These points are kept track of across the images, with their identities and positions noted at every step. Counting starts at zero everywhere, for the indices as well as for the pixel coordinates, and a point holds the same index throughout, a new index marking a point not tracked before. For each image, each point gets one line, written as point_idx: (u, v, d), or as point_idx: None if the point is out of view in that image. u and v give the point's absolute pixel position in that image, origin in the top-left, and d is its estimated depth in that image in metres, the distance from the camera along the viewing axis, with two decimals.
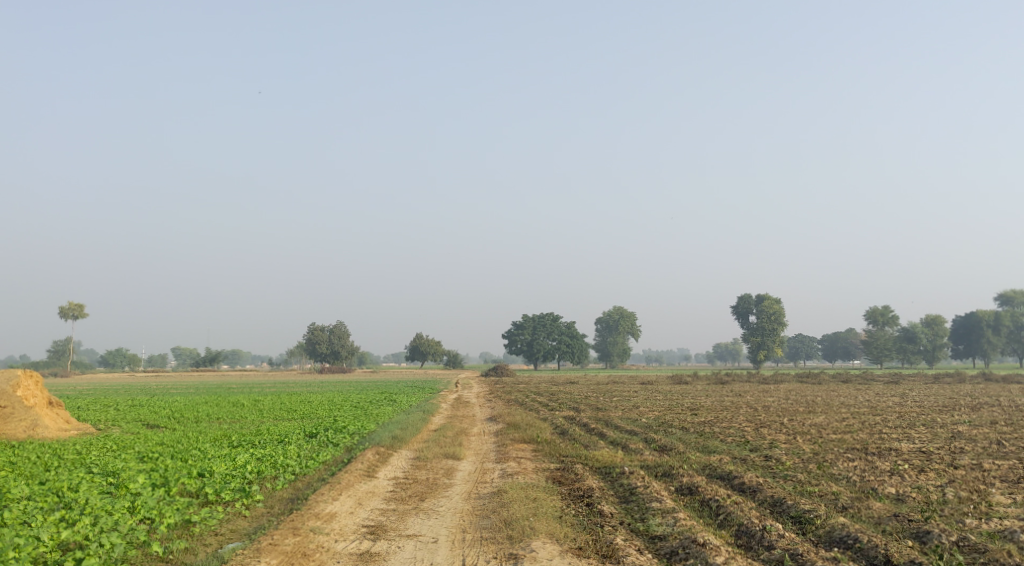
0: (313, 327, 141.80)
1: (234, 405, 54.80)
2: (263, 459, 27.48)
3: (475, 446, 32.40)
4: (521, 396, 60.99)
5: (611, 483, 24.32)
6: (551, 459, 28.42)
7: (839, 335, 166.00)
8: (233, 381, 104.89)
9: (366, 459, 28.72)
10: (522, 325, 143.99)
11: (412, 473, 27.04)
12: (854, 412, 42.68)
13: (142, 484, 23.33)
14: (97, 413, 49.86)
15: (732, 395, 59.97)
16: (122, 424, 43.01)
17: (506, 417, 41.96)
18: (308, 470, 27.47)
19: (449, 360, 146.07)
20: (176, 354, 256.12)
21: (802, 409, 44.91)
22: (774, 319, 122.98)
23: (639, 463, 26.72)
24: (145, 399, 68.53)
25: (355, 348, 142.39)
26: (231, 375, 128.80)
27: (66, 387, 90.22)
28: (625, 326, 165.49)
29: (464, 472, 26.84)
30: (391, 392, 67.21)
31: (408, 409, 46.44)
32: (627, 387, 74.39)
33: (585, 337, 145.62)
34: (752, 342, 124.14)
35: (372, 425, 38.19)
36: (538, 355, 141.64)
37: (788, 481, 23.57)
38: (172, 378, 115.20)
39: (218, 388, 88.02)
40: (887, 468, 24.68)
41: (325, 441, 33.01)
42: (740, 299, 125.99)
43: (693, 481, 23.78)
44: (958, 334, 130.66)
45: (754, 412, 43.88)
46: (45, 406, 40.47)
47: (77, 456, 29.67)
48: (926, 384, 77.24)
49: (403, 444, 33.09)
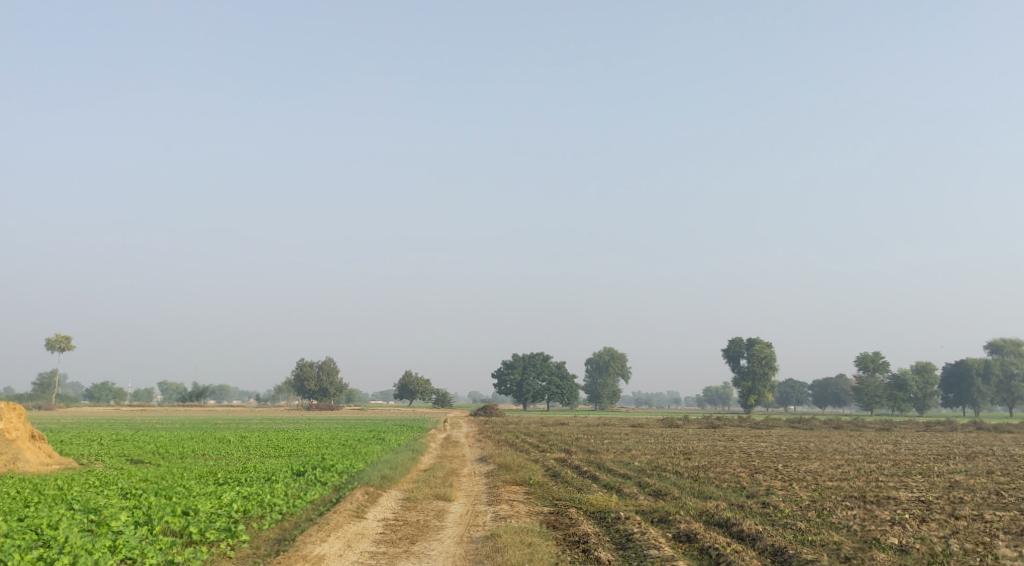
0: (301, 364, 140.84)
1: (220, 441, 54.00)
2: (249, 497, 26.80)
3: (466, 488, 31.76)
4: (511, 437, 60.32)
5: (607, 528, 23.74)
6: (544, 502, 27.82)
7: (829, 381, 165.65)
8: (219, 417, 103.68)
9: (355, 499, 28.06)
10: (511, 365, 143.17)
11: (402, 515, 26.40)
12: (849, 459, 42.10)
13: (124, 522, 22.69)
14: (80, 447, 49.04)
15: (725, 439, 59.43)
16: (106, 459, 42.28)
17: (496, 459, 41.34)
18: (295, 510, 26.82)
19: (438, 399, 144.94)
20: (163, 389, 254.03)
21: (797, 456, 44.41)
22: (764, 363, 122.67)
23: (635, 508, 26.14)
24: (130, 433, 67.65)
25: (343, 385, 141.37)
26: (217, 411, 127.34)
27: (50, 420, 89.12)
28: (614, 368, 165.03)
29: (455, 515, 26.21)
30: (380, 431, 66.37)
31: (397, 449, 45.67)
32: (618, 429, 73.59)
33: (574, 378, 144.77)
34: (743, 386, 123.59)
35: (360, 464, 37.50)
36: (527, 396, 140.79)
37: (788, 529, 23.07)
38: (157, 413, 113.92)
39: (204, 424, 86.95)
40: (888, 518, 24.19)
41: (312, 480, 32.34)
42: (730, 343, 125.71)
43: (691, 529, 23.23)
44: (949, 382, 130.37)
45: (748, 457, 43.26)
46: (27, 439, 39.73)
47: (57, 491, 28.99)
48: (919, 431, 76.67)
49: (392, 484, 32.44)
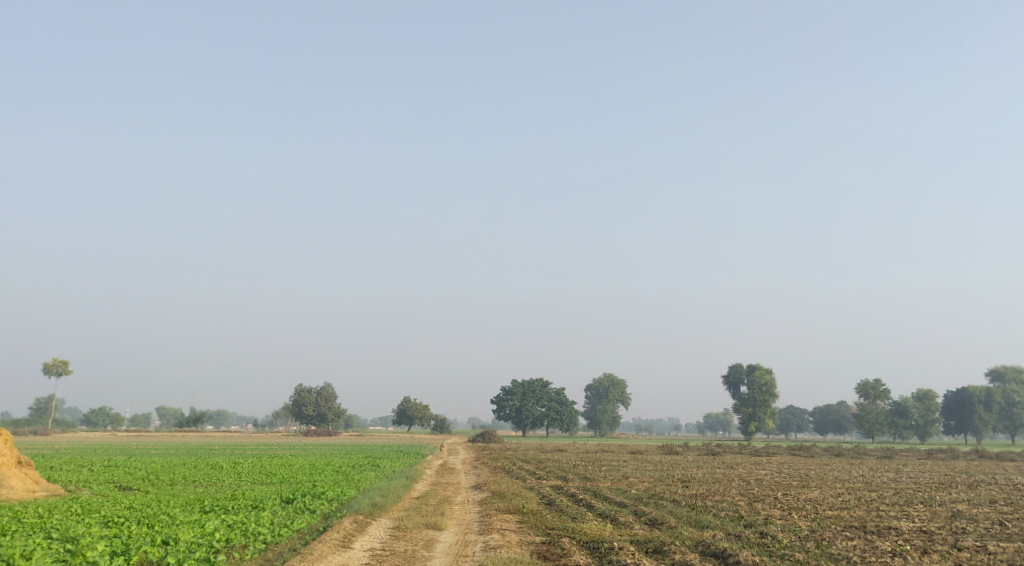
0: (300, 389, 140.04)
1: (213, 468, 53.25)
2: (234, 525, 26.13)
3: (458, 516, 31.09)
4: (508, 463, 59.57)
5: (599, 559, 23.06)
6: (537, 532, 27.12)
7: (830, 408, 164.72)
8: (215, 443, 102.77)
9: (342, 527, 27.41)
10: (511, 391, 142.28)
11: (390, 544, 25.72)
12: (849, 488, 41.55)
13: (101, 552, 22.37)
14: (71, 473, 48.35)
15: (724, 466, 58.64)
16: (94, 485, 41.60)
17: (491, 485, 40.74)
18: (280, 539, 26.18)
19: (437, 425, 143.84)
20: (160, 413, 252.25)
21: (797, 484, 43.58)
22: (765, 390, 121.93)
23: (629, 537, 25.45)
24: (123, 459, 66.64)
25: (342, 411, 140.39)
26: (214, 437, 126.34)
27: (43, 446, 88.30)
28: (614, 394, 164.01)
29: (444, 544, 25.54)
30: (375, 456, 65.68)
31: (391, 475, 45.13)
32: (616, 456, 72.80)
33: (574, 404, 143.79)
34: (743, 413, 122.72)
35: (352, 491, 36.82)
36: (526, 422, 139.86)
37: (786, 561, 22.35)
38: (153, 439, 112.87)
39: (199, 450, 86.39)
40: (889, 549, 23.49)
41: (301, 507, 31.67)
42: (731, 369, 125.04)
43: (686, 560, 22.50)
44: (950, 410, 129.38)
45: (747, 485, 42.62)
46: (14, 466, 39.00)
47: (38, 519, 28.39)
48: (921, 459, 75.88)
49: (383, 512, 31.84)
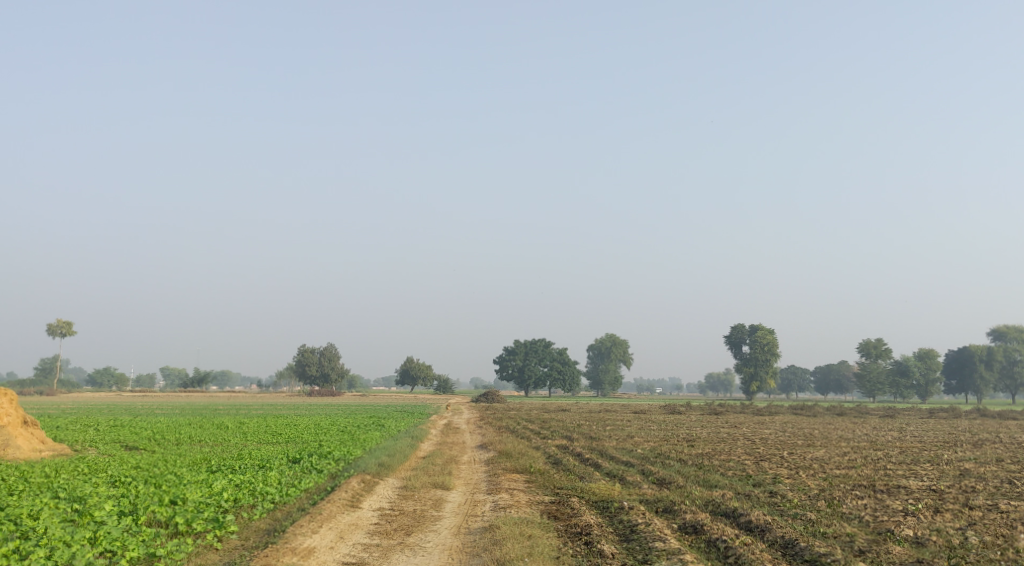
0: (302, 349, 140.13)
1: (218, 427, 53.24)
2: (241, 485, 26.04)
3: (465, 476, 31.04)
4: (512, 423, 59.63)
5: (610, 519, 22.98)
6: (545, 491, 27.06)
7: (832, 367, 165.13)
8: (219, 403, 103.13)
9: (351, 487, 27.35)
10: (513, 351, 142.45)
11: (398, 505, 25.64)
12: (855, 447, 41.45)
13: (109, 511, 22.34)
14: (76, 433, 48.42)
15: (728, 426, 58.62)
16: (100, 446, 41.66)
17: (497, 445, 40.72)
18: (288, 499, 26.19)
19: (439, 385, 144.24)
20: (164, 374, 252.91)
21: (802, 443, 43.50)
22: (767, 350, 121.93)
23: (638, 497, 25.36)
24: (127, 419, 66.84)
25: (345, 371, 140.65)
26: (219, 396, 126.57)
27: (48, 406, 88.53)
28: (616, 354, 164.39)
29: (453, 504, 25.47)
30: (380, 417, 65.75)
31: (396, 435, 45.08)
32: (619, 417, 72.86)
33: (576, 364, 144.02)
34: (744, 373, 122.88)
35: (359, 451, 36.80)
36: (528, 382, 140.22)
37: (798, 520, 22.28)
38: (157, 399, 113.11)
39: (204, 409, 86.53)
40: (901, 508, 23.38)
41: (308, 467, 31.65)
42: (733, 329, 125.01)
43: (697, 520, 22.40)
44: (951, 369, 129.52)
45: (753, 445, 42.52)
46: (19, 425, 38.97)
47: (45, 479, 28.39)
48: (923, 419, 75.89)
49: (390, 472, 31.81)
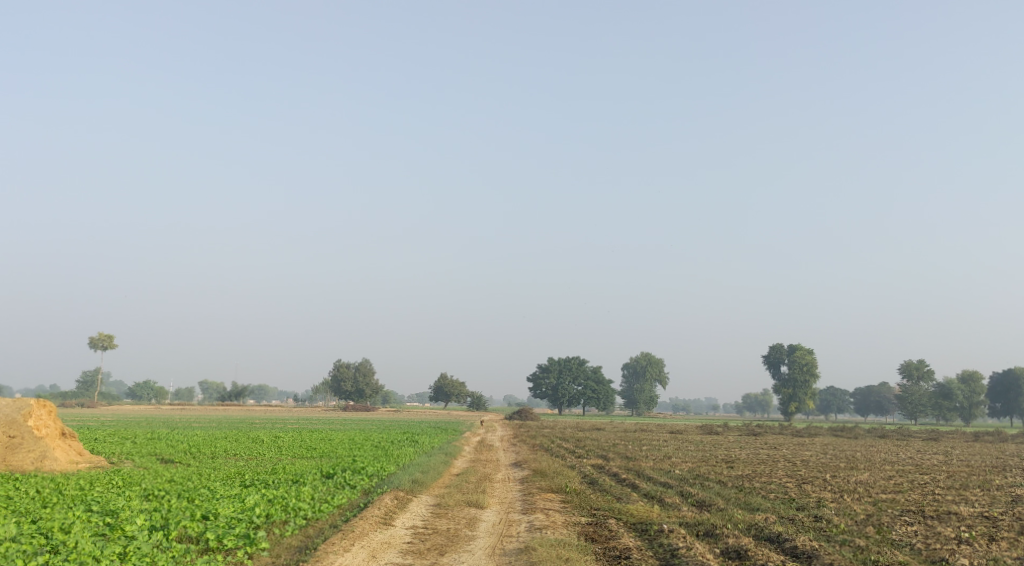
0: (338, 364, 140.33)
1: (254, 441, 53.11)
2: (273, 500, 25.69)
3: (499, 495, 30.46)
4: (547, 441, 58.95)
5: (649, 542, 22.29)
6: (582, 512, 26.40)
7: (872, 389, 162.44)
8: (255, 416, 103.51)
9: (383, 504, 26.89)
10: (547, 368, 141.49)
11: (432, 523, 25.15)
12: (900, 470, 40.30)
13: (140, 526, 22.07)
14: (113, 445, 48.70)
15: (767, 447, 57.49)
16: (136, 458, 41.62)
17: (531, 463, 40.16)
18: (321, 515, 25.80)
19: (472, 403, 143.70)
20: (203, 388, 255.51)
21: (845, 466, 42.35)
22: (806, 370, 120.04)
23: (678, 519, 24.64)
24: (164, 432, 67.17)
25: (380, 387, 140.58)
26: (254, 411, 126.99)
27: (88, 418, 89.55)
28: (652, 373, 162.88)
29: (488, 523, 24.91)
30: (414, 432, 65.26)
31: (430, 451, 44.67)
32: (656, 436, 71.79)
33: (611, 382, 142.81)
34: (783, 394, 121.00)
35: (391, 467, 36.39)
36: (562, 400, 139.37)
37: (846, 547, 21.46)
38: (195, 412, 113.71)
39: (241, 423, 87.08)
40: (953, 536, 22.48)
41: (341, 482, 31.24)
42: (771, 349, 123.28)
43: (740, 544, 21.67)
44: (996, 392, 126.56)
45: (794, 467, 41.51)
46: (57, 437, 39.11)
47: (79, 491, 28.31)
48: (969, 442, 73.98)
49: (424, 489, 31.34)
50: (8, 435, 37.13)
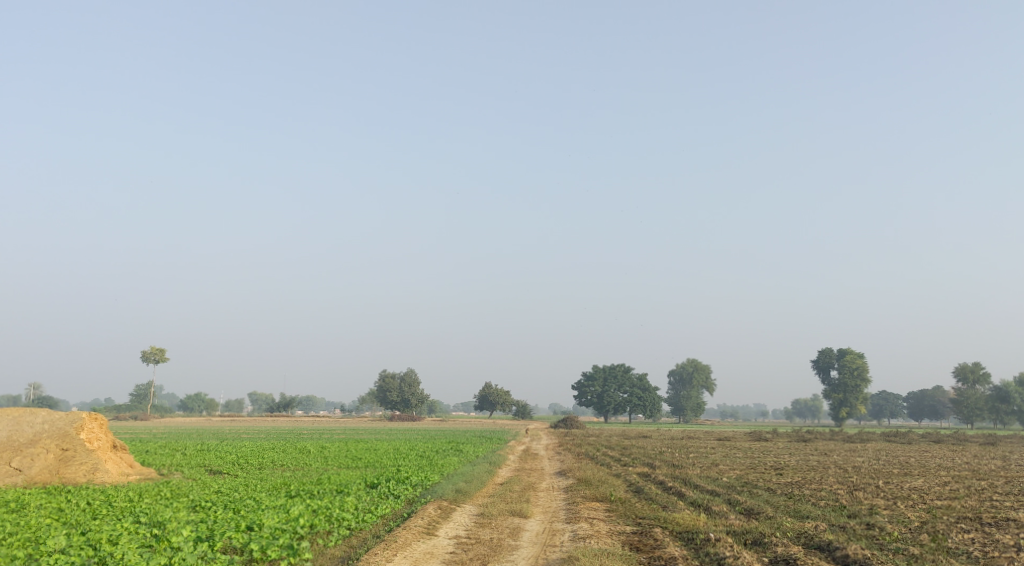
0: (384, 374, 140.94)
1: (301, 452, 53.39)
2: (318, 511, 25.68)
3: (544, 504, 30.17)
4: (592, 450, 58.48)
5: (695, 551, 21.84)
6: (627, 521, 26.00)
7: (926, 393, 159.36)
8: (303, 427, 104.28)
9: (426, 514, 26.76)
10: (593, 376, 140.77)
11: (475, 532, 24.95)
12: (955, 476, 39.25)
13: (186, 537, 22.16)
14: (163, 457, 49.26)
15: (818, 454, 56.43)
16: (185, 469, 42.04)
17: (576, 472, 39.83)
18: (364, 525, 25.75)
19: (518, 411, 143.40)
20: (252, 399, 258.30)
21: (898, 472, 41.40)
22: (857, 375, 118.08)
23: (725, 528, 24.17)
24: (214, 443, 67.79)
25: (425, 396, 140.82)
26: (303, 421, 127.85)
27: (140, 431, 90.81)
28: (699, 380, 161.29)
29: (531, 533, 24.64)
30: (460, 442, 65.09)
31: (474, 460, 44.50)
32: (704, 443, 70.89)
33: (657, 390, 141.64)
34: (833, 399, 119.09)
35: (436, 476, 36.30)
36: (608, 408, 138.51)
37: (900, 555, 20.84)
38: (244, 424, 114.77)
39: (288, 434, 87.72)
40: (1012, 543, 21.73)
41: (385, 492, 31.18)
42: (821, 353, 121.51)
43: (789, 553, 21.15)
44: None
45: (845, 473, 40.63)
46: (109, 450, 39.60)
47: (128, 503, 28.54)
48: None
49: (468, 498, 31.17)
50: (62, 448, 37.60)
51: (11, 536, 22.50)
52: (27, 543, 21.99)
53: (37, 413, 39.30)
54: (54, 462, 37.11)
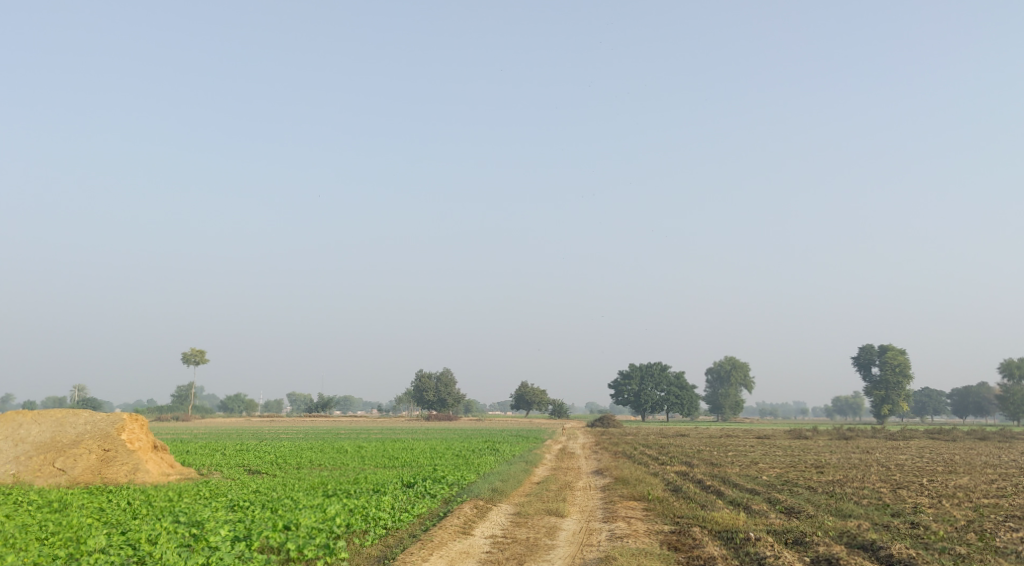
0: (420, 374, 141.22)
1: (338, 452, 53.56)
2: (354, 510, 25.66)
3: (580, 503, 30.00)
4: (629, 448, 58.04)
5: (735, 551, 21.49)
6: (665, 521, 25.66)
7: (970, 390, 156.56)
8: (340, 427, 104.81)
9: (462, 513, 26.66)
10: (629, 375, 140.00)
11: (512, 532, 24.74)
12: (1001, 474, 38.36)
13: (223, 536, 22.21)
14: (204, 457, 49.55)
15: (860, 452, 55.63)
16: (224, 469, 42.29)
17: (613, 471, 39.51)
18: (401, 524, 25.68)
19: (554, 411, 143.00)
20: (291, 400, 260.30)
21: (942, 470, 40.62)
22: (898, 371, 116.41)
23: (765, 527, 23.78)
24: (254, 443, 68.35)
25: (461, 395, 141.00)
26: (341, 421, 128.30)
27: (181, 431, 91.81)
28: (737, 377, 159.77)
29: (567, 532, 24.42)
30: (495, 442, 64.88)
31: (511, 459, 44.35)
32: (743, 441, 70.11)
33: (694, 388, 140.60)
34: (875, 396, 117.40)
35: (472, 476, 36.21)
36: (645, 406, 137.72)
37: (946, 555, 20.35)
38: (282, 424, 115.52)
39: (326, 433, 88.02)
40: None
41: (421, 491, 31.13)
42: (862, 349, 119.85)
43: (832, 552, 20.71)
44: None
45: (888, 471, 39.91)
46: (149, 450, 39.96)
47: (167, 503, 28.74)
48: None
49: (504, 497, 31.01)
50: (103, 449, 37.97)
51: (52, 536, 22.67)
52: (67, 543, 22.16)
53: (79, 415, 39.78)
54: (96, 462, 37.47)
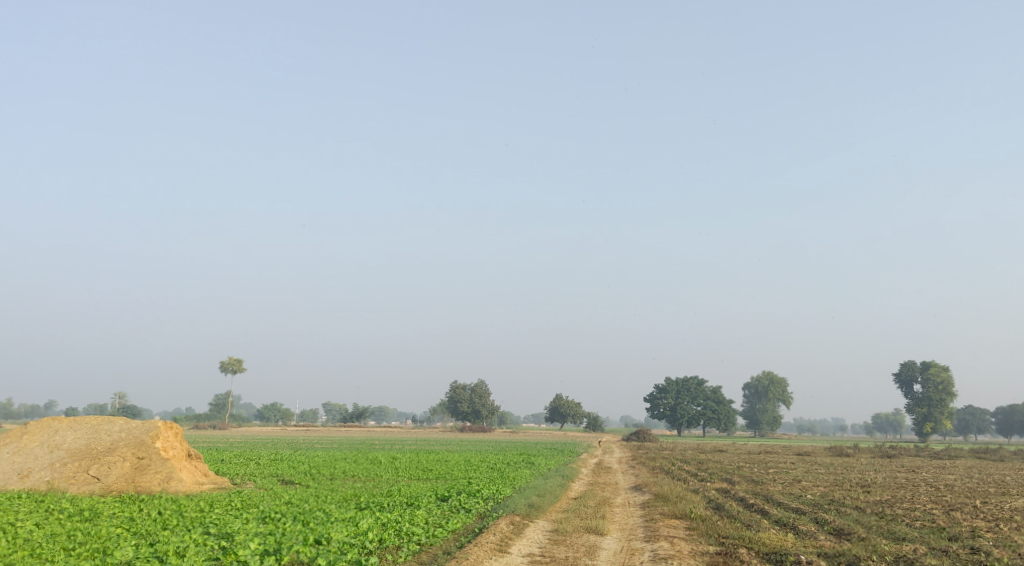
0: (454, 386, 140.58)
1: (371, 463, 52.93)
2: (387, 524, 24.98)
3: (620, 521, 29.17)
4: (667, 464, 56.87)
5: None
6: (709, 540, 24.78)
7: (1016, 409, 152.93)
8: (374, 438, 104.37)
9: (499, 530, 25.80)
10: (665, 389, 138.33)
11: (549, 550, 23.90)
12: None
13: (253, 550, 21.66)
14: (238, 466, 49.18)
15: (906, 471, 53.98)
16: (258, 479, 41.84)
17: (652, 488, 38.50)
18: (435, 540, 24.85)
19: (589, 423, 141.75)
20: (326, 410, 261.07)
21: (994, 491, 39.17)
22: (942, 389, 113.91)
23: (815, 549, 22.72)
24: (287, 453, 67.96)
25: (496, 407, 140.19)
26: (374, 431, 127.85)
27: (217, 440, 91.96)
28: (774, 393, 157.59)
29: (608, 552, 23.55)
30: (530, 454, 63.77)
31: (547, 474, 43.44)
32: (783, 458, 68.45)
33: (732, 402, 138.75)
34: (917, 413, 114.91)
35: (507, 490, 35.35)
36: (681, 421, 135.84)
37: None
38: (316, 433, 115.31)
39: (359, 444, 87.52)
40: None
41: (456, 506, 30.32)
42: (904, 366, 117.45)
43: None
44: None
45: (938, 492, 38.41)
46: (183, 459, 39.57)
47: (199, 514, 28.21)
48: None
49: (541, 514, 30.15)
50: (137, 457, 37.61)
51: (79, 546, 22.17)
52: (95, 554, 21.63)
53: (115, 422, 39.72)
54: (130, 470, 37.08)
